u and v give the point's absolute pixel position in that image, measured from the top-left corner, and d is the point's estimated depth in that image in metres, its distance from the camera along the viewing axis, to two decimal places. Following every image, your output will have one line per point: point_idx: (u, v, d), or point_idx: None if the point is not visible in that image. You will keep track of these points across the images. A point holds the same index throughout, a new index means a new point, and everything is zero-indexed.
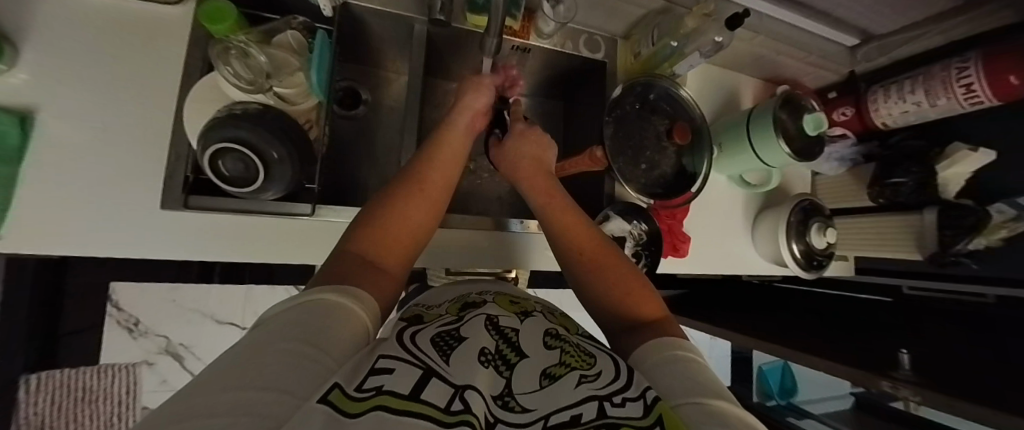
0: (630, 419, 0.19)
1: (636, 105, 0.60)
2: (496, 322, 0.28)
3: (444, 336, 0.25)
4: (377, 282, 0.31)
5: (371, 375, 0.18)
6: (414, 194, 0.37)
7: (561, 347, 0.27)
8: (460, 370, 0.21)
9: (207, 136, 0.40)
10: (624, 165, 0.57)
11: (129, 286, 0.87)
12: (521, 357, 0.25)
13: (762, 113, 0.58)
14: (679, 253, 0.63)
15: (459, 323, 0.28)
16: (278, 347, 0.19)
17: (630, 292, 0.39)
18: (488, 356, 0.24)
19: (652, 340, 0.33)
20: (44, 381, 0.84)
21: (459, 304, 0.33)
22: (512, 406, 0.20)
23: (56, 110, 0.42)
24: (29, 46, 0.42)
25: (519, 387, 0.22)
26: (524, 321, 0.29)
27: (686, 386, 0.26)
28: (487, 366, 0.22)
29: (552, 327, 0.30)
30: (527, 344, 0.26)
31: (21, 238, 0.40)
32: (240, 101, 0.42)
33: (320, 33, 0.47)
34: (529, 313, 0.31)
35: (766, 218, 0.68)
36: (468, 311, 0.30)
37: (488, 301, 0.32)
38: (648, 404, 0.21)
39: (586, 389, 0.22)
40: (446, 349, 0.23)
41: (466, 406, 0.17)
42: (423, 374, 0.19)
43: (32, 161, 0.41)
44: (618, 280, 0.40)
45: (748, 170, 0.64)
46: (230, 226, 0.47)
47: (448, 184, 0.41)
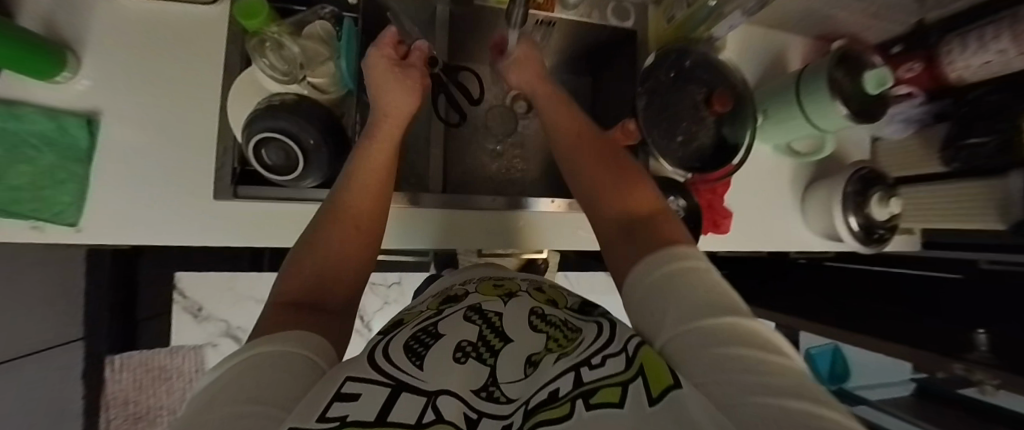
0: (612, 376, 0.19)
1: (671, 74, 0.56)
2: (479, 309, 0.30)
3: (419, 335, 0.26)
4: (326, 323, 0.30)
5: (334, 402, 0.17)
6: (348, 229, 0.37)
7: (548, 332, 0.28)
8: (436, 375, 0.22)
9: (251, 126, 0.42)
10: (658, 137, 0.54)
11: (190, 275, 0.95)
12: (505, 342, 0.26)
13: (815, 73, 0.52)
14: (720, 229, 0.60)
15: (439, 317, 0.29)
16: (212, 420, 0.17)
17: (630, 197, 0.40)
18: (465, 349, 0.25)
19: (656, 251, 0.32)
20: (126, 361, 0.96)
21: (439, 300, 0.34)
22: (497, 396, 0.22)
23: (115, 113, 0.46)
24: (88, 54, 0.46)
25: (504, 376, 0.24)
26: (508, 303, 0.31)
27: (682, 310, 0.26)
28: (465, 361, 0.24)
29: (536, 306, 0.31)
30: (512, 328, 0.28)
31: (99, 231, 0.45)
32: (277, 93, 0.45)
33: (348, 21, 0.48)
34: (514, 294, 0.33)
35: (818, 190, 0.62)
36: (448, 306, 0.31)
37: (471, 292, 0.34)
38: (630, 356, 0.21)
39: (566, 360, 0.23)
40: (422, 348, 0.24)
41: (438, 417, 0.18)
42: (392, 391, 0.19)
43: (99, 160, 0.45)
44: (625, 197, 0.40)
45: (799, 137, 0.59)
46: (275, 214, 0.49)
47: (380, 203, 0.40)
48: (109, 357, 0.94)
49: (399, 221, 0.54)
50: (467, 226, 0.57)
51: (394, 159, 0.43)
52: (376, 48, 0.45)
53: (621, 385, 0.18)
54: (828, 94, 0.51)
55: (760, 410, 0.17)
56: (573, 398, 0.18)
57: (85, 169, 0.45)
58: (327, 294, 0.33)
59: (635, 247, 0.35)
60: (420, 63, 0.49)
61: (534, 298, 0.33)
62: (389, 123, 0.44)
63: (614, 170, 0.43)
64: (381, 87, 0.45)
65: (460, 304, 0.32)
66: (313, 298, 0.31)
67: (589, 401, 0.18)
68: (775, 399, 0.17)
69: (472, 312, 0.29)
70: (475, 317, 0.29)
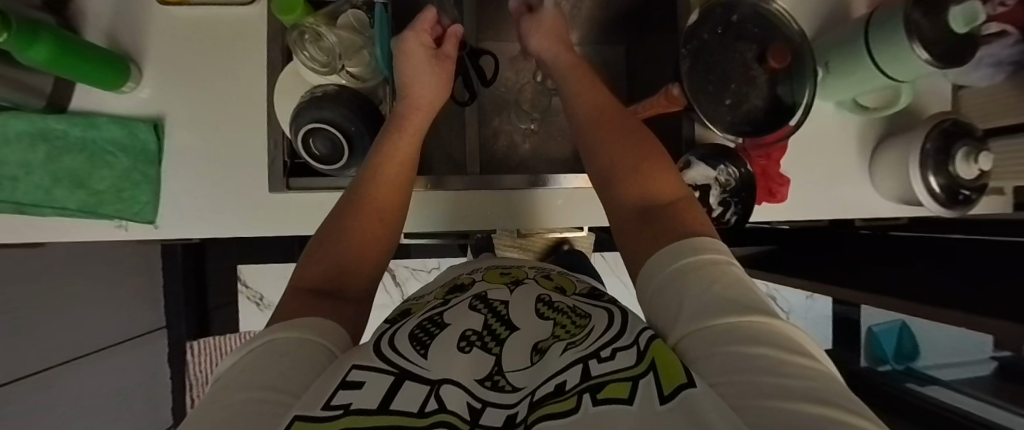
0: (620, 372, 0.19)
1: (717, 30, 0.52)
2: (486, 300, 0.31)
3: (425, 325, 0.28)
4: (346, 316, 0.31)
5: (339, 390, 0.19)
6: (371, 222, 0.38)
7: (554, 317, 0.29)
8: (439, 364, 0.23)
9: (298, 119, 0.44)
10: (706, 102, 0.51)
11: (251, 267, 1.04)
12: (510, 331, 0.28)
13: (889, 15, 0.46)
14: (776, 198, 0.57)
15: (445, 308, 0.31)
16: (224, 409, 0.18)
17: (656, 184, 0.39)
18: (470, 339, 0.26)
19: (677, 241, 0.32)
20: (203, 345, 1.06)
21: (447, 289, 0.37)
22: (502, 385, 0.23)
23: (173, 118, 0.50)
24: (147, 64, 0.49)
25: (509, 365, 0.24)
26: (514, 290, 0.33)
27: (696, 310, 0.25)
28: (469, 351, 0.25)
29: (542, 293, 0.33)
30: (518, 318, 0.29)
31: (176, 227, 0.49)
32: (319, 86, 0.46)
33: (379, 7, 0.47)
34: (520, 281, 0.35)
35: (890, 150, 0.56)
36: (454, 297, 0.33)
37: (478, 280, 0.37)
38: (641, 350, 0.21)
39: (574, 352, 0.23)
40: (427, 337, 0.26)
41: (440, 406, 0.19)
42: (394, 380, 0.20)
43: (165, 163, 0.49)
44: (648, 184, 0.39)
45: (868, 90, 0.53)
46: (326, 204, 0.51)
47: (401, 197, 0.41)
48: (189, 343, 1.05)
49: (437, 203, 0.56)
50: (504, 207, 0.57)
51: (417, 149, 0.44)
52: (414, 31, 0.45)
53: (631, 381, 0.18)
54: (906, 38, 0.44)
55: (777, 413, 0.15)
56: (580, 391, 0.18)
57: (157, 171, 0.49)
58: (349, 283, 0.34)
59: (658, 230, 0.35)
60: (454, 51, 0.48)
61: (542, 284, 0.35)
62: (420, 115, 0.45)
63: (638, 140, 0.43)
64: (415, 79, 0.45)
65: (466, 293, 0.34)
66: (333, 286, 0.33)
67: (595, 396, 0.17)
68: (787, 401, 0.16)
69: (478, 301, 0.31)
70: (480, 307, 0.31)
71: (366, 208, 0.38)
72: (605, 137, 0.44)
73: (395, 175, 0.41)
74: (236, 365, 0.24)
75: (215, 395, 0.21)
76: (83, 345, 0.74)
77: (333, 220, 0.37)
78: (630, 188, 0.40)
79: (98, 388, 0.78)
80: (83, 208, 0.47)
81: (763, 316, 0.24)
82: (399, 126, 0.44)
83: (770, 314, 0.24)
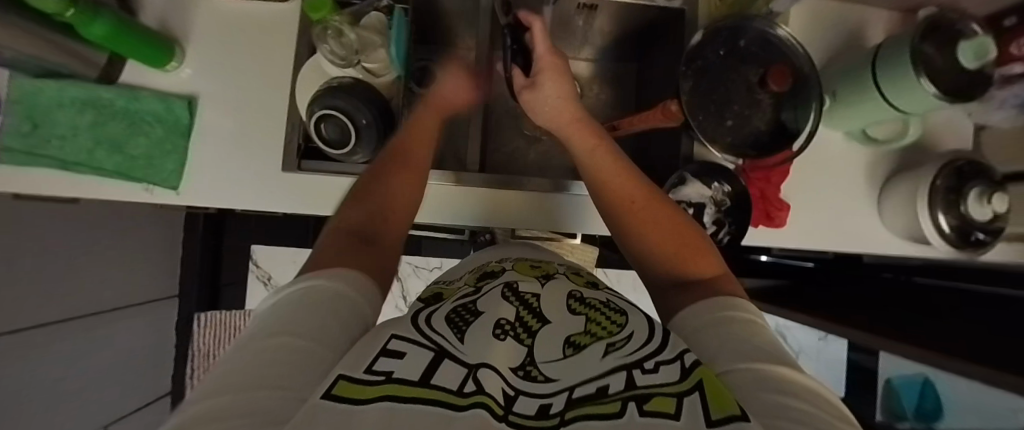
0: (662, 387, 0.20)
1: (721, 52, 0.53)
2: (516, 289, 0.30)
3: (458, 310, 0.28)
4: (372, 260, 0.33)
5: (381, 358, 0.20)
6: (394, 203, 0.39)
7: (585, 313, 0.28)
8: (475, 348, 0.23)
9: (314, 105, 0.48)
10: (704, 121, 0.51)
11: (265, 249, 1.07)
12: (543, 324, 0.27)
13: (896, 45, 0.46)
14: (774, 222, 0.56)
15: (477, 294, 0.30)
16: (266, 349, 0.19)
17: (685, 251, 0.40)
18: (504, 326, 0.26)
19: (709, 298, 0.33)
20: (208, 319, 1.06)
21: (477, 275, 0.36)
22: (535, 376, 0.22)
23: (206, 97, 0.54)
24: (190, 47, 0.55)
25: (542, 357, 0.24)
26: (545, 284, 0.32)
27: (741, 351, 0.25)
28: (504, 339, 0.25)
29: (573, 290, 0.31)
30: (550, 310, 0.28)
31: (192, 194, 0.53)
32: (335, 77, 0.50)
33: (399, 12, 0.51)
34: (551, 277, 0.34)
35: (900, 185, 0.54)
36: (486, 282, 0.33)
37: (507, 269, 0.36)
38: (685, 367, 0.22)
39: (613, 358, 0.23)
40: (461, 324, 0.26)
41: (478, 388, 0.18)
42: (435, 357, 0.21)
43: (196, 136, 0.54)
44: (667, 241, 0.41)
45: (877, 121, 0.52)
46: (331, 187, 0.54)
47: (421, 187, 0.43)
48: (200, 314, 1.07)
49: (440, 197, 0.57)
50: (500, 207, 0.58)
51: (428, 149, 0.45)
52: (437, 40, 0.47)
53: (675, 397, 0.19)
54: (911, 71, 0.44)
55: None
56: (624, 398, 0.19)
57: (186, 143, 0.53)
58: (376, 235, 0.35)
59: (687, 294, 0.35)
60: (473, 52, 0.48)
61: (573, 281, 0.35)
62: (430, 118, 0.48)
63: (636, 190, 0.44)
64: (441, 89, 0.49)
65: (498, 279, 0.33)
66: (362, 234, 0.35)
67: (642, 405, 0.18)
68: None
69: (509, 291, 0.30)
70: (512, 297, 0.29)
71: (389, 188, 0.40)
72: (621, 195, 0.43)
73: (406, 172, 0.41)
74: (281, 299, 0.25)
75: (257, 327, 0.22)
76: (104, 302, 0.80)
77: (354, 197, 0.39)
78: (648, 236, 0.42)
79: (110, 345, 0.83)
80: (117, 171, 0.52)
81: (778, 363, 0.24)
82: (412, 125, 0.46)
83: (793, 365, 0.25)
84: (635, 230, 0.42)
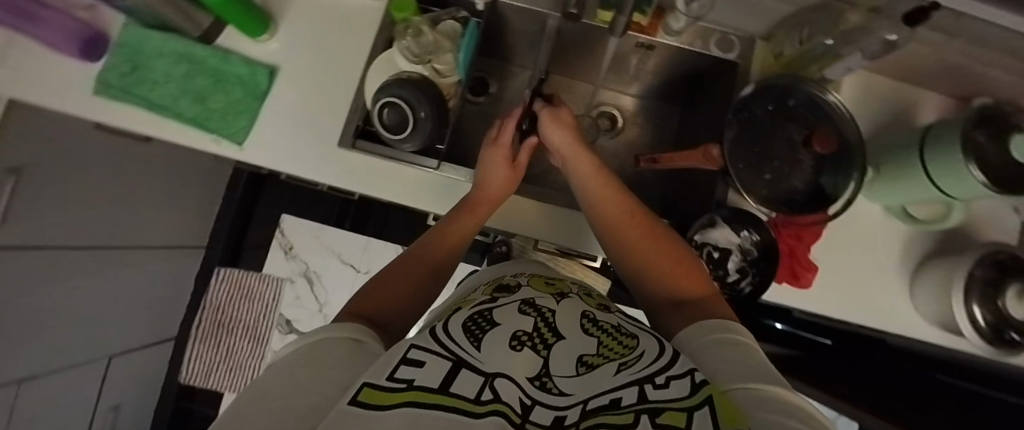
0: (670, 402, 0.20)
1: (768, 107, 0.55)
2: (533, 304, 0.32)
3: (475, 318, 0.29)
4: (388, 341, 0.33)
5: (402, 366, 0.21)
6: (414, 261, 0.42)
7: (599, 336, 0.29)
8: (493, 358, 0.24)
9: (381, 93, 0.51)
10: (744, 171, 0.52)
11: (293, 219, 1.12)
12: (558, 338, 0.28)
13: (944, 132, 0.47)
14: (800, 282, 0.55)
15: (494, 305, 0.31)
16: (292, 376, 0.22)
17: (679, 276, 0.41)
18: (521, 338, 0.27)
19: (702, 321, 0.34)
20: (227, 275, 1.12)
21: (493, 287, 0.37)
22: (549, 388, 0.24)
23: (287, 70, 0.60)
24: (283, 24, 0.61)
25: (557, 370, 0.25)
26: (560, 302, 0.33)
27: (744, 373, 0.25)
28: (521, 350, 0.26)
29: (587, 311, 0.33)
30: (564, 326, 0.29)
31: (252, 153, 0.58)
32: (406, 71, 0.53)
33: (473, 24, 0.56)
34: (566, 294, 0.36)
35: (933, 269, 0.53)
36: (502, 295, 0.34)
37: (523, 284, 0.37)
38: (694, 383, 0.22)
39: (627, 374, 0.24)
40: (477, 334, 0.27)
41: (495, 396, 0.20)
42: (453, 366, 0.22)
43: (269, 102, 0.59)
44: (664, 270, 0.41)
45: (918, 200, 0.52)
46: (379, 169, 0.57)
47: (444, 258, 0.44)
48: (217, 270, 1.13)
49: None
50: (527, 215, 0.60)
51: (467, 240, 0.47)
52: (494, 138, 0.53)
53: (686, 411, 0.19)
54: (960, 156, 0.44)
55: None
56: (637, 411, 0.20)
57: (259, 106, 0.58)
58: (386, 319, 0.35)
59: (681, 319, 0.36)
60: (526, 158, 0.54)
61: (587, 303, 0.36)
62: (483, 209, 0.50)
63: (634, 219, 0.45)
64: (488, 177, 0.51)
65: (514, 295, 0.34)
66: (373, 317, 0.34)
67: (654, 419, 0.19)
68: None
69: (526, 305, 0.31)
70: (529, 311, 0.31)
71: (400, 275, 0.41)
72: (619, 221, 0.45)
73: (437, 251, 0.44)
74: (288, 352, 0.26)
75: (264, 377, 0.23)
76: None
77: (362, 293, 0.37)
78: (645, 263, 0.43)
79: None
80: (194, 119, 0.57)
81: (781, 388, 0.24)
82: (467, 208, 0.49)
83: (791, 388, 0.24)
84: (632, 256, 0.44)
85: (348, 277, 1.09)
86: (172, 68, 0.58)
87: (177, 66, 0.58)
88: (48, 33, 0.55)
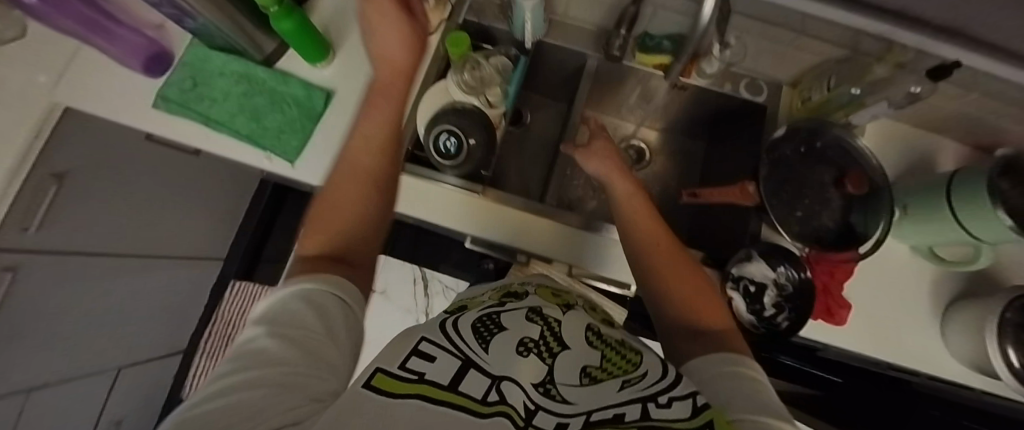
0: (673, 421, 0.18)
1: (799, 149, 0.58)
2: (539, 313, 0.31)
3: (485, 321, 0.29)
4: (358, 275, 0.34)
5: (414, 358, 0.22)
6: (346, 187, 0.40)
7: (604, 351, 0.27)
8: (499, 360, 0.24)
9: (436, 123, 0.55)
10: (778, 206, 0.55)
11: None
12: (563, 348, 0.27)
13: (971, 177, 0.49)
14: (835, 320, 0.55)
15: (503, 309, 0.31)
16: (276, 336, 0.23)
17: (698, 303, 0.42)
18: (527, 344, 0.26)
19: (715, 352, 0.35)
20: (241, 288, 1.14)
21: (501, 293, 0.37)
22: (553, 395, 0.22)
23: (340, 94, 0.63)
24: (340, 53, 0.65)
25: (563, 378, 0.24)
26: (565, 313, 0.32)
27: (752, 405, 0.26)
28: (526, 356, 0.25)
29: (592, 324, 0.31)
30: (570, 336, 0.28)
31: (304, 173, 0.60)
32: (460, 101, 0.56)
33: (521, 61, 0.61)
34: (569, 307, 0.36)
35: (964, 311, 0.54)
36: (510, 301, 0.33)
37: (530, 292, 0.37)
38: (698, 407, 0.21)
39: (630, 391, 0.22)
40: (485, 336, 0.27)
41: (501, 398, 0.20)
42: (462, 365, 0.22)
43: (321, 124, 0.62)
44: (683, 297, 0.42)
45: (945, 241, 0.54)
46: (421, 190, 0.56)
47: (378, 168, 0.42)
48: (232, 283, 1.12)
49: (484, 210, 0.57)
50: (541, 234, 0.58)
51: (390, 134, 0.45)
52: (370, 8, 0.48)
53: None
54: (988, 201, 0.46)
55: None
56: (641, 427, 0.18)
57: (313, 127, 0.61)
58: (351, 252, 0.36)
59: (695, 344, 0.37)
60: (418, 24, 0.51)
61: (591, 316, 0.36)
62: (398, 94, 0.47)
63: (664, 243, 0.46)
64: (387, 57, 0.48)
65: (522, 302, 0.33)
66: (337, 253, 0.35)
67: None
68: None
69: (534, 313, 0.30)
70: (536, 319, 0.30)
71: (349, 199, 0.39)
72: (645, 239, 0.46)
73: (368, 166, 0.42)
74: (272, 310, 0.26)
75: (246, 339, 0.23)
76: None
77: (316, 224, 0.38)
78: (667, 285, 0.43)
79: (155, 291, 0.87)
80: (249, 136, 0.60)
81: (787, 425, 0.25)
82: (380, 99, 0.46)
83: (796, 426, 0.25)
84: (656, 275, 0.44)
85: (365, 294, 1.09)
86: (231, 88, 0.61)
87: (236, 86, 0.61)
88: (121, 48, 0.60)
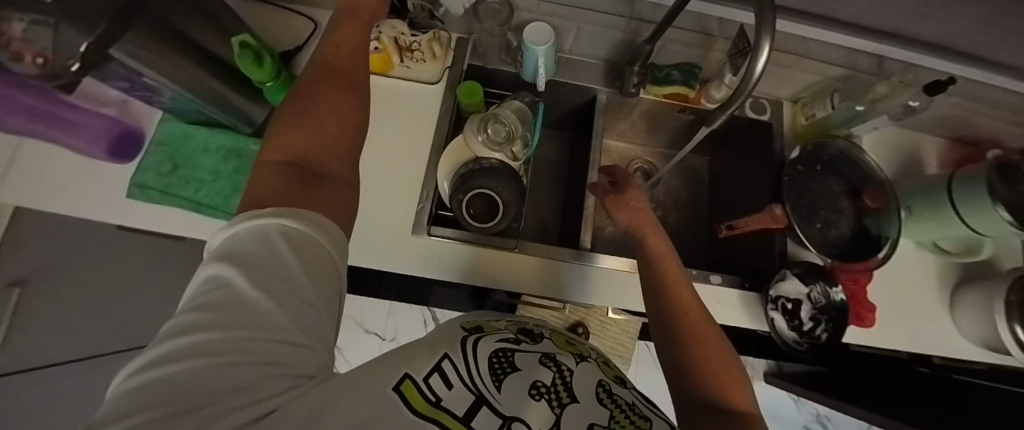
0: None
1: (816, 167, 0.60)
2: (552, 357, 0.28)
3: (501, 351, 0.26)
4: (333, 205, 0.27)
5: (433, 376, 0.21)
6: (319, 88, 0.32)
7: (610, 409, 0.25)
8: (513, 398, 0.22)
9: (466, 184, 0.54)
10: (802, 222, 0.57)
11: None
12: (571, 401, 0.24)
13: (970, 178, 0.53)
14: (865, 323, 0.58)
15: (517, 345, 0.27)
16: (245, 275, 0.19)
17: (722, 371, 0.34)
18: (540, 388, 0.24)
19: None
20: None
21: (515, 325, 0.32)
22: None
23: None
24: None
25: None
26: (580, 363, 0.29)
27: None
28: (539, 399, 0.23)
29: (603, 379, 0.28)
30: (580, 387, 0.26)
31: None
32: (485, 157, 0.54)
33: (538, 106, 0.60)
34: (584, 358, 0.30)
35: (970, 297, 0.59)
36: (524, 340, 0.29)
37: (546, 336, 0.31)
38: None
39: None
40: (499, 372, 0.24)
41: None
42: (474, 401, 0.21)
43: None
44: (703, 358, 0.35)
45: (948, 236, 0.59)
46: (450, 252, 0.53)
47: (352, 75, 0.34)
48: None
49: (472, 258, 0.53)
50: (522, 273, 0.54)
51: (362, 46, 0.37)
52: None
53: None
54: (990, 201, 0.50)
55: None
56: None
57: None
58: (326, 165, 0.29)
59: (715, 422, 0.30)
60: None
61: (602, 370, 0.30)
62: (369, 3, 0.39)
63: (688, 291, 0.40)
64: None
65: (536, 342, 0.29)
66: (310, 161, 0.28)
67: None
68: None
69: (546, 356, 0.27)
70: (548, 361, 0.27)
71: (329, 99, 0.32)
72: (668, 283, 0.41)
73: (337, 72, 0.34)
74: (243, 233, 0.21)
75: (215, 265, 0.20)
76: None
77: (281, 125, 0.30)
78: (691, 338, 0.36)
79: None
80: None
81: None
82: (350, 10, 0.39)
83: None
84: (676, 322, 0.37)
85: (375, 345, 1.02)
86: (219, 165, 0.55)
87: (225, 163, 0.55)
88: (82, 138, 0.54)
